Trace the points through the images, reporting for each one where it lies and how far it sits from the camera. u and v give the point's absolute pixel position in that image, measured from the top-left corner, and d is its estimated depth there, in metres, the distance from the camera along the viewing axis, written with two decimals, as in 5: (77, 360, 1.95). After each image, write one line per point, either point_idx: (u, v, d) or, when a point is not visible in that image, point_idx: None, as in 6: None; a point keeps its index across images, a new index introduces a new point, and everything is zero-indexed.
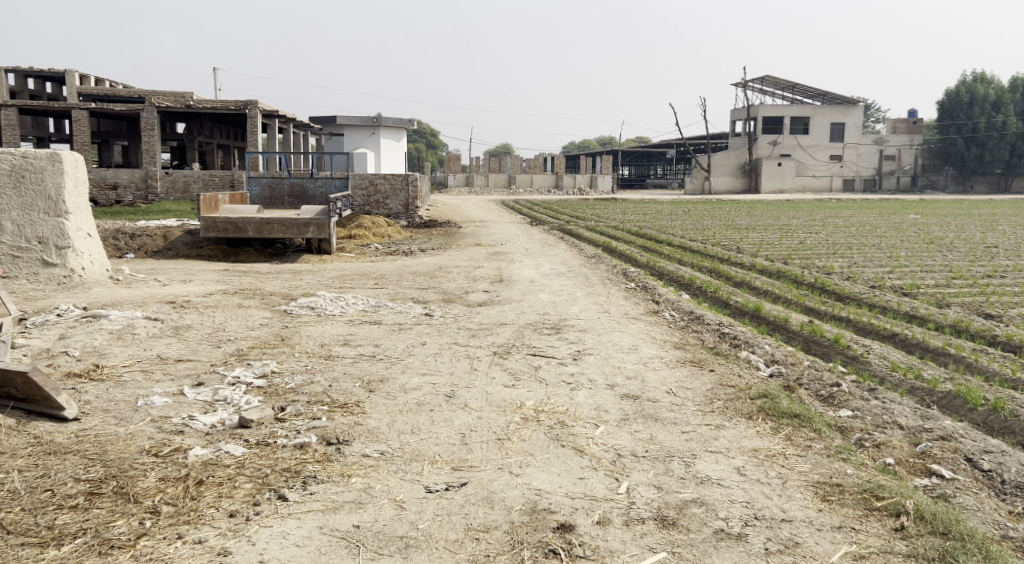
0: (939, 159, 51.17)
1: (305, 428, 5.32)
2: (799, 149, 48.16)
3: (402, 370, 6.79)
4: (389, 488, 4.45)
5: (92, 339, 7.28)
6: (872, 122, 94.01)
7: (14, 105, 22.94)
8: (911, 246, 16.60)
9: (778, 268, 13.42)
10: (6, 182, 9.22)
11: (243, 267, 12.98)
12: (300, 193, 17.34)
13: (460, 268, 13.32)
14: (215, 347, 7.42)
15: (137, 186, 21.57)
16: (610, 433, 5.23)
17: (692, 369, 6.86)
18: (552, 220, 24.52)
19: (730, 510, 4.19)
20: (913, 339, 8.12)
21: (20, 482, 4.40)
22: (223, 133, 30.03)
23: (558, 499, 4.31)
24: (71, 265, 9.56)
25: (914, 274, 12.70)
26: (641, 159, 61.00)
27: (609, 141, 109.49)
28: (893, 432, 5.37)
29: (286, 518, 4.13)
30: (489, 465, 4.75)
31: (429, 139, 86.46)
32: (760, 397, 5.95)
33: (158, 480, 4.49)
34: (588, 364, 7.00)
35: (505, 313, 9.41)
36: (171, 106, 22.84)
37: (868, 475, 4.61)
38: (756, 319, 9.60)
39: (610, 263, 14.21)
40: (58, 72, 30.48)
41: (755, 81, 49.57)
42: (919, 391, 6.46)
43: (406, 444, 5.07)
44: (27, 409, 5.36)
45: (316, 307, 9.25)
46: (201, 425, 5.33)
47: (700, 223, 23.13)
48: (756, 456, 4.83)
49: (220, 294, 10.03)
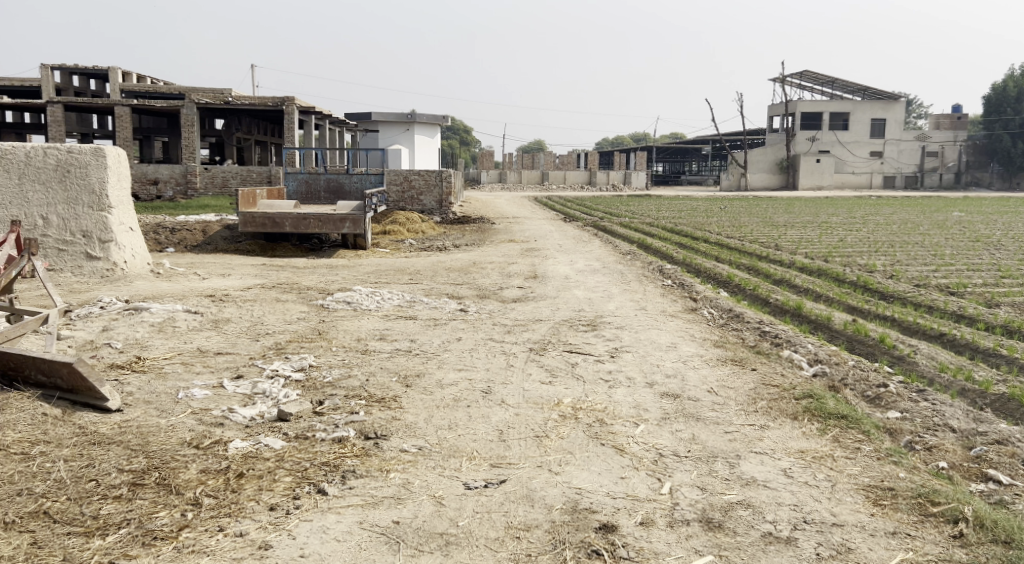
0: (983, 155, 50.15)
1: (343, 422, 5.31)
2: (838, 145, 47.37)
3: (438, 365, 6.75)
4: (428, 484, 4.41)
5: (135, 331, 7.36)
6: (915, 118, 92.25)
7: (59, 102, 23.42)
8: (957, 244, 16.22)
9: (818, 265, 13.18)
10: (53, 176, 9.38)
11: (280, 262, 13.07)
12: (336, 188, 17.42)
13: (495, 264, 13.27)
14: (253, 340, 7.46)
15: (177, 181, 21.85)
16: (650, 432, 5.13)
17: (734, 368, 6.73)
18: (586, 216, 24.42)
19: (779, 512, 4.09)
20: (963, 340, 7.93)
21: (65, 472, 4.43)
22: (260, 129, 30.36)
23: (599, 499, 4.24)
24: (113, 258, 9.66)
25: (960, 273, 12.40)
26: (676, 155, 60.46)
27: (645, 137, 108.68)
28: (946, 435, 5.21)
29: (326, 512, 4.11)
30: (528, 463, 4.69)
31: (463, 134, 86.90)
32: (804, 397, 5.82)
33: (200, 472, 4.50)
34: (626, 361, 6.89)
35: (541, 309, 9.34)
36: (211, 102, 23.09)
37: (921, 479, 4.46)
38: (797, 318, 9.40)
39: (646, 260, 14.06)
40: (101, 69, 31.05)
41: (794, 76, 48.90)
42: (970, 393, 6.27)
43: (444, 439, 5.03)
44: (72, 399, 5.42)
45: (352, 301, 9.27)
46: (241, 417, 5.35)
47: (737, 220, 22.88)
48: (803, 458, 4.71)
49: (258, 288, 10.09)
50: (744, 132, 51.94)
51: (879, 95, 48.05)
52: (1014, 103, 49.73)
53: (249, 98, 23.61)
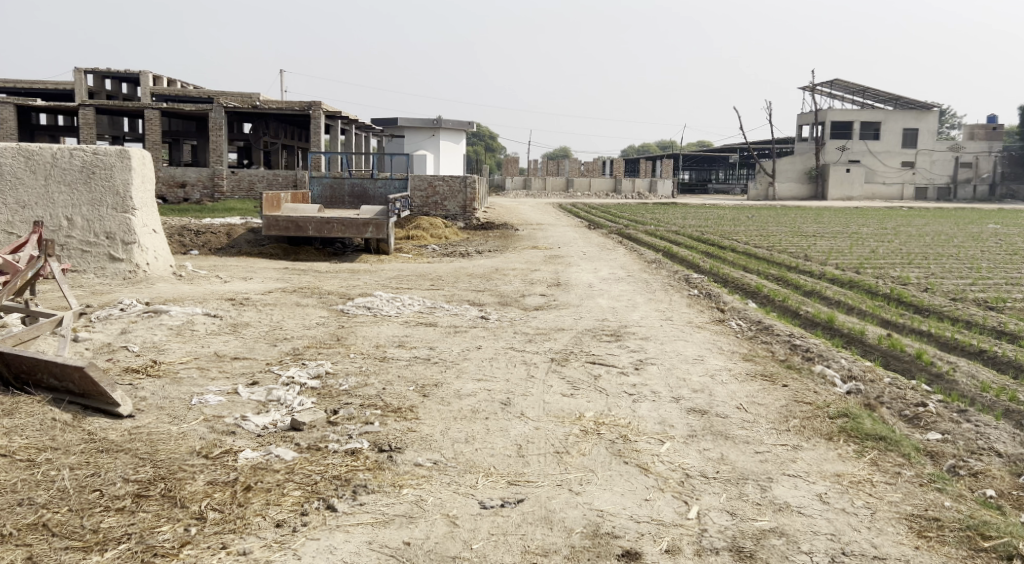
0: (1019, 167, 48.83)
1: (358, 432, 5.13)
2: (869, 155, 46.63)
3: (457, 375, 6.55)
4: (441, 501, 4.21)
5: (153, 334, 7.25)
6: (949, 129, 91.09)
7: (91, 105, 23.62)
8: (995, 258, 15.75)
9: (849, 277, 12.87)
10: (78, 177, 9.34)
11: (303, 266, 12.95)
12: (360, 194, 17.35)
13: (517, 271, 13.06)
14: (271, 345, 7.32)
15: (204, 184, 21.91)
16: (677, 450, 4.90)
17: (764, 384, 6.45)
18: (610, 223, 24.15)
19: (815, 542, 3.85)
20: (1004, 357, 7.62)
21: (69, 480, 4.29)
22: (287, 132, 30.46)
23: (622, 523, 4.01)
24: (136, 260, 9.57)
25: (999, 287, 12.03)
26: (703, 163, 60.00)
27: (671, 146, 108.83)
28: (991, 460, 4.94)
29: (333, 531, 3.93)
30: (548, 481, 4.47)
31: (489, 141, 87.04)
32: (840, 416, 5.55)
33: (206, 484, 4.33)
34: (650, 374, 6.66)
35: (563, 318, 9.12)
36: (238, 106, 23.14)
37: (969, 509, 4.18)
38: (828, 331, 9.11)
39: (671, 269, 13.76)
40: (133, 72, 31.32)
41: (824, 85, 48.29)
42: (1015, 414, 5.98)
43: (460, 454, 4.83)
44: (83, 404, 5.29)
45: (372, 307, 9.11)
46: (253, 426, 5.19)
47: (765, 229, 22.52)
48: (840, 482, 4.45)
49: (279, 292, 9.96)
50: (773, 141, 51.33)
51: (911, 104, 47.35)
52: None
53: (277, 102, 23.64)
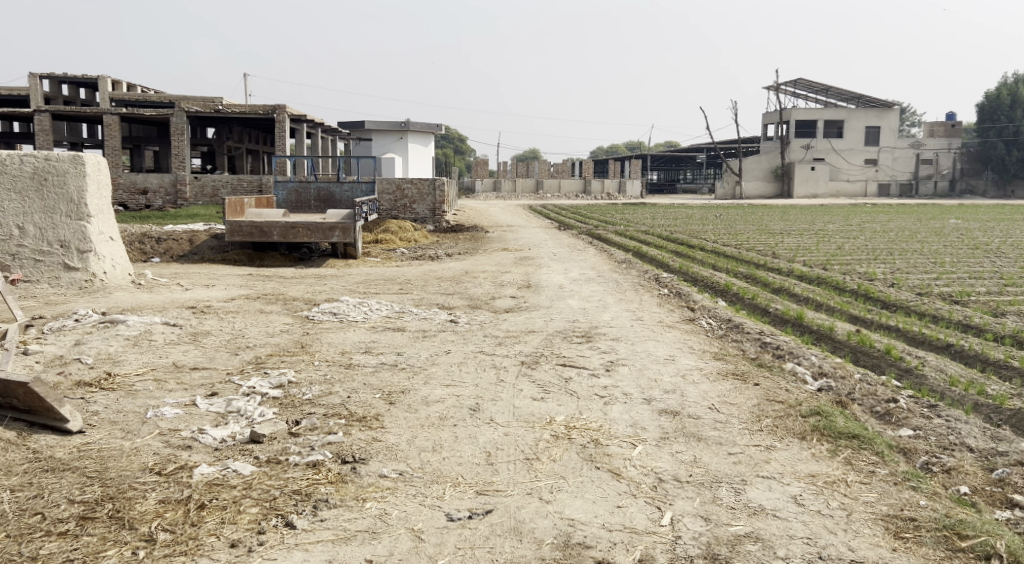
0: (977, 163, 49.78)
1: (320, 444, 4.94)
2: (833, 153, 47.19)
3: (424, 380, 6.39)
4: (406, 514, 4.05)
5: (108, 345, 6.99)
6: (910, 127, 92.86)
7: (47, 110, 22.98)
8: (958, 252, 15.90)
9: (817, 273, 12.92)
10: (29, 184, 8.99)
11: (268, 272, 12.69)
12: (327, 197, 17.11)
13: (487, 273, 12.90)
14: (232, 354, 7.09)
15: (166, 190, 21.43)
16: (649, 453, 4.79)
17: (736, 384, 6.35)
18: (581, 224, 24.15)
19: (791, 547, 3.75)
20: (971, 351, 7.63)
21: (10, 503, 4.06)
22: (251, 137, 30.00)
23: (593, 532, 3.88)
24: (92, 269, 9.28)
25: (963, 281, 12.11)
26: (671, 164, 60.37)
27: (639, 146, 109.70)
28: (963, 455, 4.90)
29: (292, 549, 3.75)
30: (517, 490, 4.33)
31: (457, 144, 86.76)
32: (812, 415, 5.47)
33: (158, 503, 4.13)
34: (622, 376, 6.54)
35: (534, 320, 8.96)
36: (200, 111, 22.67)
37: (944, 508, 4.11)
38: (798, 327, 9.09)
39: (642, 269, 13.71)
40: (92, 77, 30.69)
41: (789, 85, 48.84)
42: (985, 408, 5.96)
43: (427, 464, 4.66)
44: (28, 421, 5.02)
45: (339, 312, 8.91)
46: (210, 440, 4.97)
47: (733, 228, 22.68)
48: (815, 484, 4.36)
49: (242, 299, 9.72)
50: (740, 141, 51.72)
51: (873, 103, 47.89)
52: (1007, 111, 49.74)
53: (241, 107, 23.21)
